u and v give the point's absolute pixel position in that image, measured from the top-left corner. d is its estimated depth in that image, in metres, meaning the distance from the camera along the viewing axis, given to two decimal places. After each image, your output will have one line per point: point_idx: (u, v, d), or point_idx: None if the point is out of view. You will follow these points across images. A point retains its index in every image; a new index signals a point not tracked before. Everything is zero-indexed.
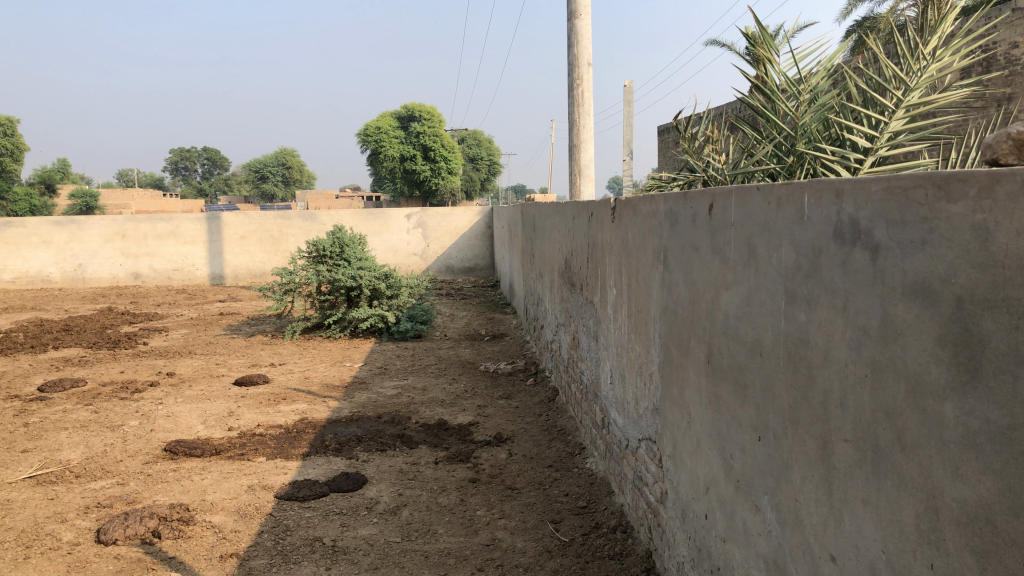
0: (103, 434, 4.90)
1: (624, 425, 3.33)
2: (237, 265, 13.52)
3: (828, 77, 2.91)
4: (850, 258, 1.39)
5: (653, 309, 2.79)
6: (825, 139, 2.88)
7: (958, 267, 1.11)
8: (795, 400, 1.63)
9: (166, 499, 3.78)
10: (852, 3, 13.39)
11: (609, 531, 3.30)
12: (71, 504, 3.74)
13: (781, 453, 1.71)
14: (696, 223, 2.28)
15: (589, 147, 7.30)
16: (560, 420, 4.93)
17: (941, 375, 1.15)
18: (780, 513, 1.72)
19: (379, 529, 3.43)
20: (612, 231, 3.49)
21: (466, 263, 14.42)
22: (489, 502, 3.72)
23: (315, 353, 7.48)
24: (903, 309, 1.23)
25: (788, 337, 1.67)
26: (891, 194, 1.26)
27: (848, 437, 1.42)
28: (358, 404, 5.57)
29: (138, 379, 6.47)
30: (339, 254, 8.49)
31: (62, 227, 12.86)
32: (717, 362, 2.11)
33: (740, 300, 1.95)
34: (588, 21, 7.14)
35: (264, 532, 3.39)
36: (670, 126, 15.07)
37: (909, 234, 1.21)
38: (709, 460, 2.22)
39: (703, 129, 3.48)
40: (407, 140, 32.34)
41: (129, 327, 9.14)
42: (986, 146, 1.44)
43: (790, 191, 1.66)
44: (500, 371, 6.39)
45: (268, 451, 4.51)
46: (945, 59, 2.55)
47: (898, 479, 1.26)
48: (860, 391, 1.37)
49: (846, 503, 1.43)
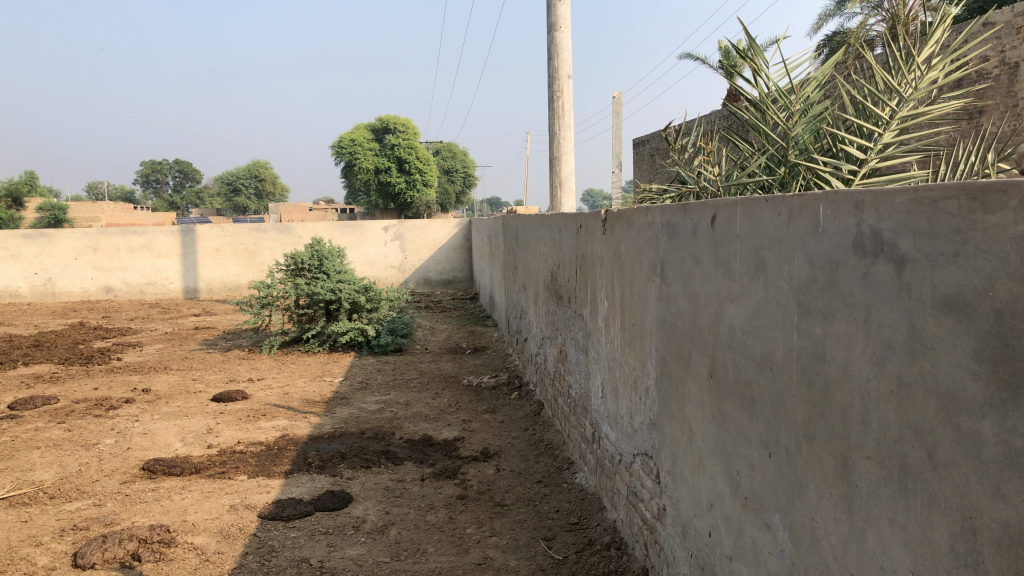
0: (77, 454, 4.76)
1: (617, 439, 3.28)
2: (212, 278, 13.35)
3: (819, 88, 2.87)
4: (872, 270, 1.35)
5: (649, 322, 2.75)
6: (817, 150, 2.83)
7: (997, 280, 1.08)
8: (810, 416, 1.59)
9: (145, 520, 3.67)
10: (821, 17, 13.71)
11: (603, 547, 3.24)
12: (46, 527, 3.62)
13: (795, 470, 1.67)
14: (697, 234, 2.24)
15: (569, 159, 7.27)
16: (546, 434, 4.87)
17: (978, 392, 1.12)
18: (794, 531, 1.68)
19: (367, 549, 3.35)
20: (603, 243, 3.46)
21: (445, 275, 14.36)
22: (479, 520, 3.66)
23: (295, 368, 7.36)
24: (933, 323, 1.20)
25: (802, 352, 1.63)
26: (918, 206, 1.22)
27: (870, 455, 1.38)
28: (340, 420, 5.46)
29: (113, 396, 6.32)
30: (318, 267, 8.39)
31: (31, 240, 12.59)
32: (721, 377, 2.08)
33: (747, 313, 1.91)
34: (568, 34, 7.13)
35: (249, 554, 3.29)
36: (647, 139, 15.23)
37: (939, 246, 1.18)
38: (712, 476, 2.17)
39: (692, 139, 3.45)
40: (382, 153, 32.25)
41: (102, 342, 8.94)
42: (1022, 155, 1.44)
43: (802, 202, 1.62)
44: (483, 386, 6.31)
45: (249, 469, 4.41)
46: (938, 70, 2.53)
47: (929, 498, 1.23)
48: (884, 407, 1.33)
49: (868, 523, 1.39)
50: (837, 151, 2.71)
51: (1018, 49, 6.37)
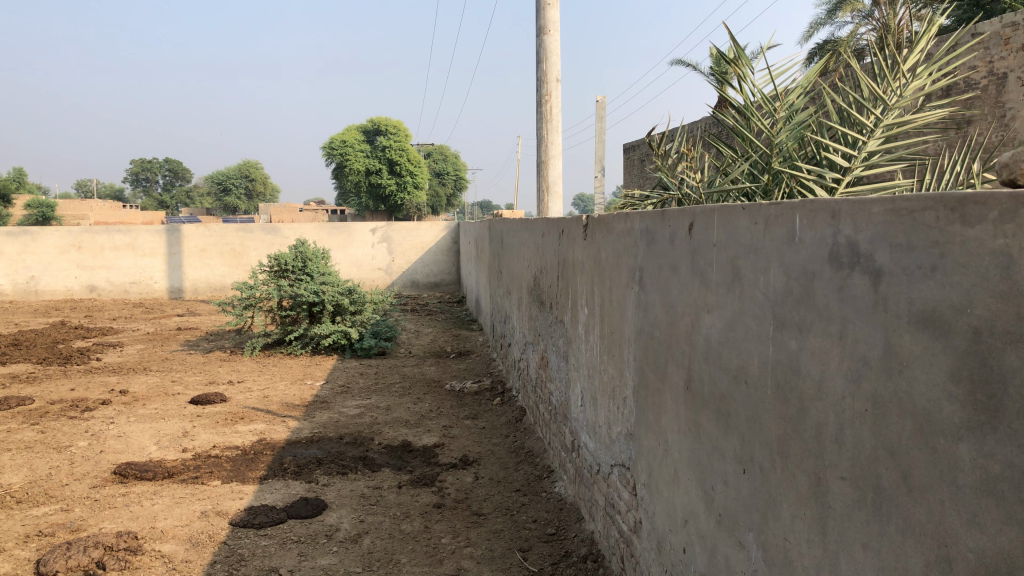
0: (48, 456, 4.67)
1: (596, 449, 3.22)
2: (197, 278, 13.23)
3: (804, 95, 2.82)
4: (848, 283, 1.30)
5: (627, 331, 2.69)
6: (802, 158, 2.77)
7: (976, 296, 1.02)
8: (785, 433, 1.53)
9: (113, 526, 3.58)
10: (812, 25, 13.73)
11: (579, 560, 3.18)
12: (11, 532, 3.53)
13: (768, 487, 1.62)
14: (675, 242, 2.18)
15: (557, 163, 7.20)
16: (527, 441, 4.81)
17: (954, 414, 1.06)
18: (767, 552, 1.62)
19: (339, 559, 3.27)
20: (583, 247, 3.41)
21: (432, 278, 14.26)
22: (455, 529, 3.59)
23: (275, 370, 7.27)
24: (910, 339, 1.14)
25: (776, 366, 1.57)
26: (895, 216, 1.17)
27: (845, 475, 1.32)
28: (319, 424, 5.39)
29: (90, 397, 6.21)
30: (301, 269, 8.30)
31: (14, 237, 12.46)
32: (697, 389, 2.02)
33: (723, 324, 1.85)
34: (557, 37, 7.08)
35: (217, 563, 3.21)
36: (638, 145, 15.21)
37: (916, 258, 1.13)
38: (687, 491, 2.12)
39: (676, 145, 3.40)
40: (373, 154, 32.15)
41: (81, 342, 8.81)
42: (1002, 165, 1.39)
43: (778, 211, 1.56)
44: (466, 391, 6.24)
45: (223, 474, 4.33)
46: (923, 77, 2.47)
47: (904, 523, 1.17)
48: (859, 426, 1.27)
49: (842, 546, 1.34)
50: (821, 159, 2.65)
51: (1007, 59, 6.36)
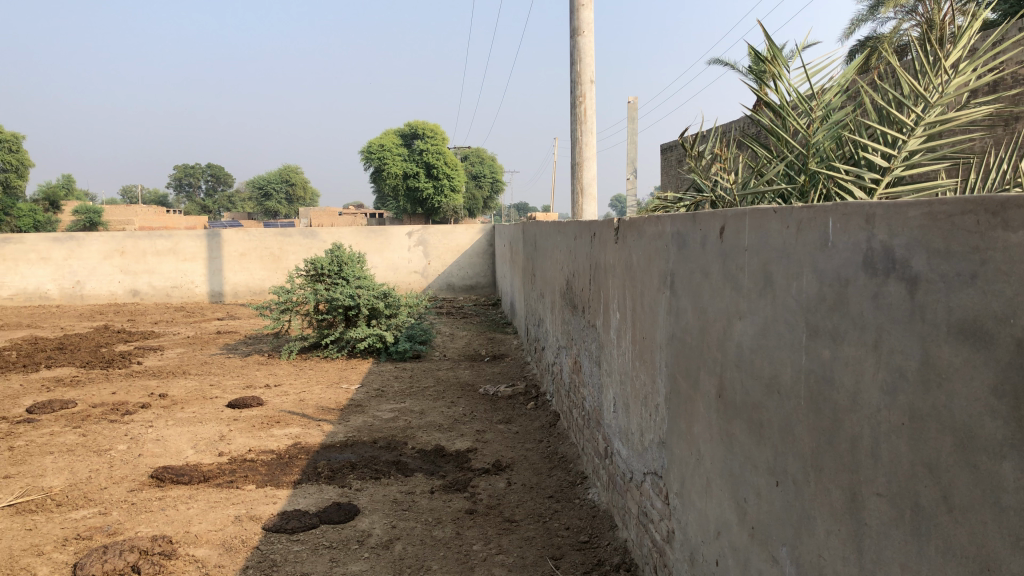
0: (88, 460, 4.74)
1: (628, 456, 3.16)
2: (236, 282, 13.42)
3: (842, 94, 2.73)
4: (882, 290, 1.24)
5: (659, 336, 2.64)
6: (839, 158, 2.68)
7: (1019, 305, 0.96)
8: (819, 445, 1.47)
9: (148, 530, 3.61)
10: (854, 21, 13.45)
11: (612, 569, 3.12)
12: (50, 536, 3.58)
13: (802, 501, 1.56)
14: (707, 246, 2.13)
15: (591, 165, 7.14)
16: (561, 447, 4.76)
17: (997, 430, 1.00)
18: (800, 567, 1.57)
19: (370, 565, 3.26)
20: (615, 252, 3.36)
21: (468, 280, 14.27)
22: (487, 536, 3.56)
23: (312, 374, 7.32)
24: (949, 351, 1.09)
25: (809, 375, 1.52)
26: (932, 220, 1.11)
27: (881, 491, 1.26)
28: (353, 428, 5.40)
29: (130, 401, 6.30)
30: (337, 273, 8.34)
31: (61, 243, 12.75)
32: (729, 398, 1.97)
33: (755, 331, 1.79)
34: (591, 38, 7.02)
35: (249, 568, 3.22)
36: (674, 146, 15.07)
37: (955, 266, 1.07)
38: (719, 502, 2.06)
39: (710, 146, 3.32)
40: (411, 158, 32.29)
41: (124, 346, 8.96)
42: None
43: (811, 214, 1.51)
44: (500, 395, 6.21)
45: (258, 478, 4.35)
46: (967, 74, 2.37)
47: (944, 544, 1.11)
48: (896, 440, 1.21)
49: (879, 564, 1.28)
50: (860, 159, 2.56)
51: None
